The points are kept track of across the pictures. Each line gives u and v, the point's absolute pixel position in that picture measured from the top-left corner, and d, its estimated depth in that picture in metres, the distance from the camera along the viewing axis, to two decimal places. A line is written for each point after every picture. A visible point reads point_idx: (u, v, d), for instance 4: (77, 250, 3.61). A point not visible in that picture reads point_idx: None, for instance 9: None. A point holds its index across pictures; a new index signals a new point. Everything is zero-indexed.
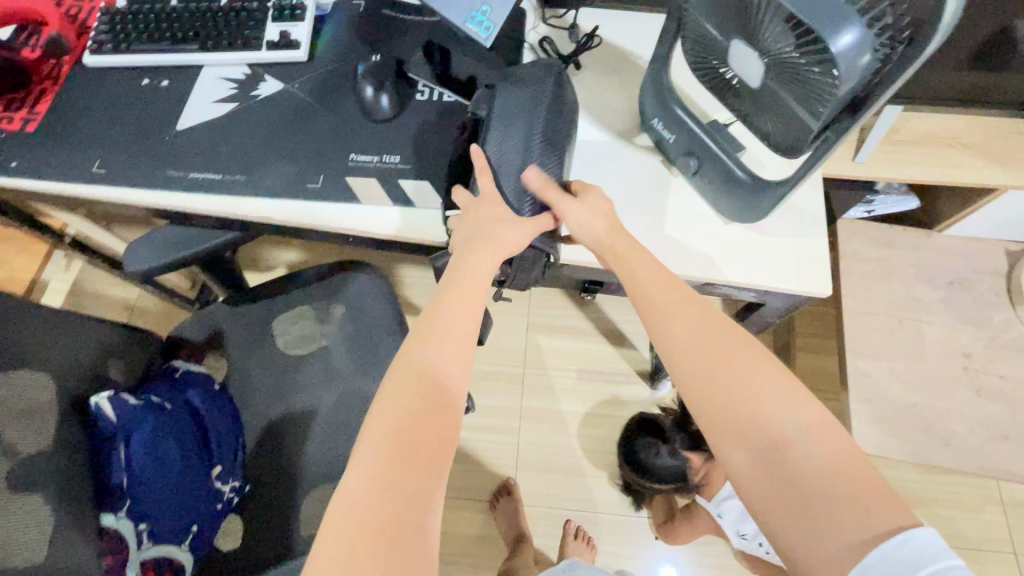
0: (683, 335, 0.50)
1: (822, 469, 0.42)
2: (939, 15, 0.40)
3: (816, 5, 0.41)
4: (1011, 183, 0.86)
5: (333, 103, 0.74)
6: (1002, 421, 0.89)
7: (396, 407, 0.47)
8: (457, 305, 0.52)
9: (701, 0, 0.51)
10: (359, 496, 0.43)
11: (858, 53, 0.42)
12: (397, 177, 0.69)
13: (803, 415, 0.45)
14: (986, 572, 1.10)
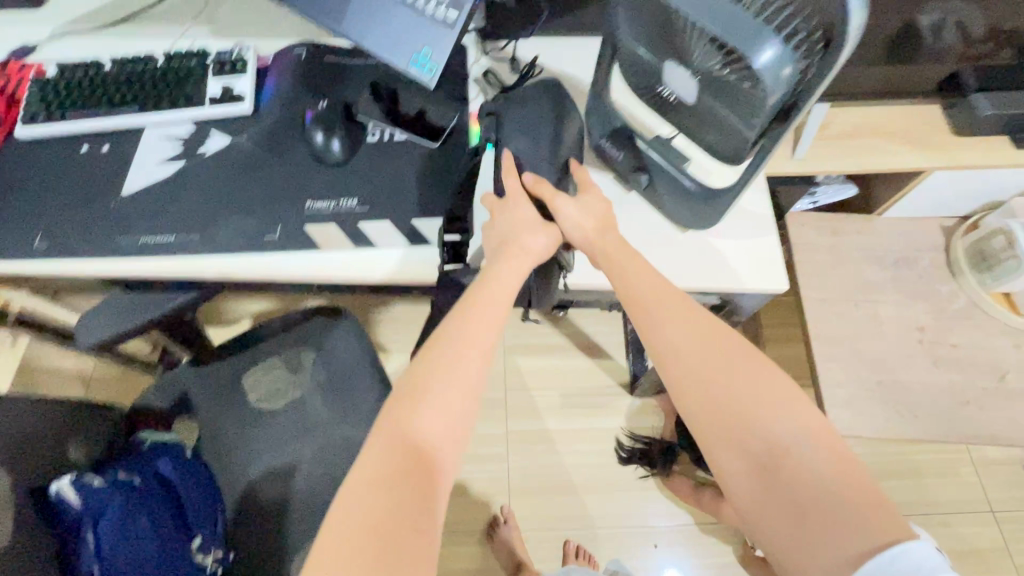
0: (682, 342, 0.51)
1: (821, 476, 0.44)
2: (845, 27, 0.42)
3: (734, 25, 0.44)
4: (934, 165, 0.93)
5: (283, 152, 0.74)
6: (961, 387, 0.94)
7: (404, 417, 0.47)
8: (472, 326, 0.52)
9: (630, 25, 0.53)
10: (361, 495, 0.44)
11: (781, 67, 0.45)
12: (358, 219, 0.69)
13: (800, 422, 0.46)
14: (967, 533, 1.15)
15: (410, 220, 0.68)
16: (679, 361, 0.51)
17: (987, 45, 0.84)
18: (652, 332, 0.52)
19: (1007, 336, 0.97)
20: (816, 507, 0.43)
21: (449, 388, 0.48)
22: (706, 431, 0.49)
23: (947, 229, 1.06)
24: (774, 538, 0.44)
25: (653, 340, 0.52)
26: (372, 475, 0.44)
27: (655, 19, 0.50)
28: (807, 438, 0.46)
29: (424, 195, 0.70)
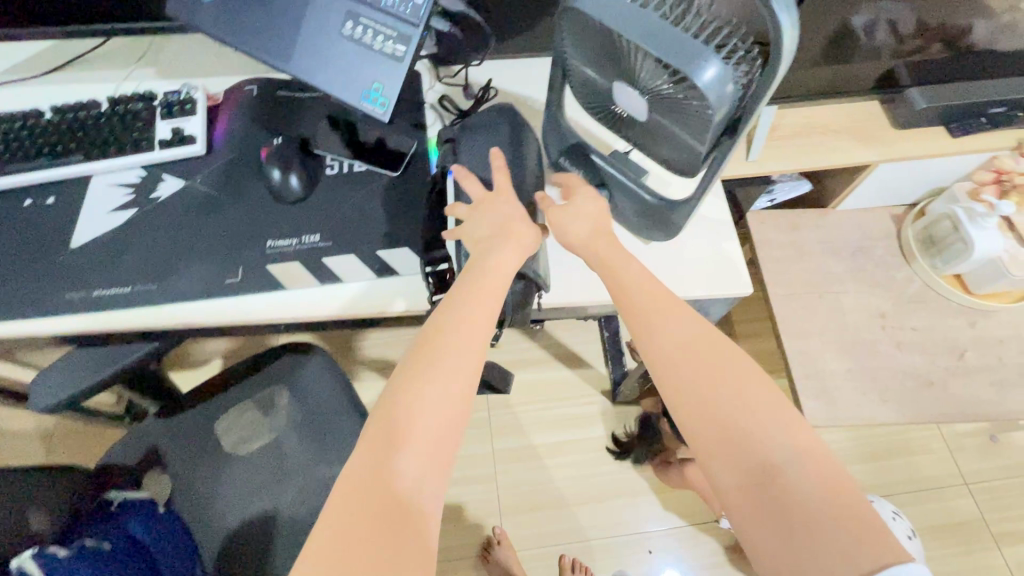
0: (674, 351, 0.51)
1: (812, 495, 0.43)
2: (780, 44, 0.44)
3: (675, 48, 0.45)
4: (879, 158, 0.97)
5: (240, 192, 0.72)
6: (924, 369, 0.98)
7: (387, 436, 0.45)
8: (459, 344, 0.49)
9: (577, 50, 0.54)
10: (341, 515, 0.42)
11: (724, 85, 0.46)
12: (321, 254, 0.68)
13: (792, 438, 0.46)
14: (945, 507, 1.19)
15: (375, 251, 0.68)
16: (671, 366, 0.50)
17: (916, 42, 0.91)
18: (651, 337, 0.52)
19: (962, 315, 1.01)
20: (803, 525, 0.42)
21: (436, 407, 0.46)
22: (700, 440, 0.48)
23: (897, 217, 1.11)
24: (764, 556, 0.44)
25: (651, 345, 0.52)
26: (353, 487, 0.43)
27: (599, 45, 0.51)
28: (795, 451, 0.46)
29: (388, 225, 0.69)
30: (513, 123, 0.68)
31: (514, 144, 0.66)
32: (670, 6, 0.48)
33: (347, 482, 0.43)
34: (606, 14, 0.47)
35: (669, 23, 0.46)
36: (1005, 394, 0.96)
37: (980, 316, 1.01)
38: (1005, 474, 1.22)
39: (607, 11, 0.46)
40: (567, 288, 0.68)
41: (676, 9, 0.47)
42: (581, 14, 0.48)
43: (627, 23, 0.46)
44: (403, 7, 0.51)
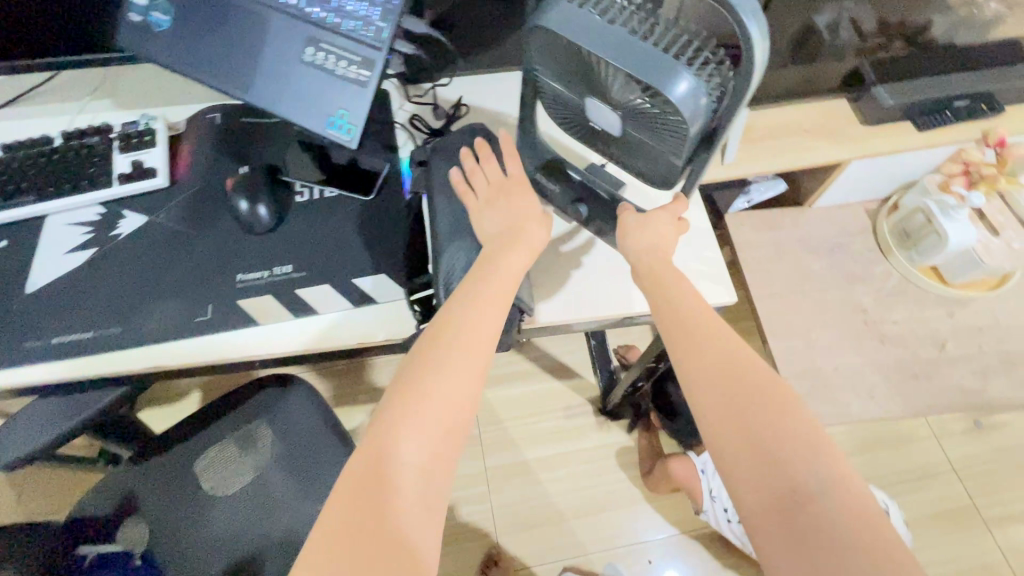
0: (710, 366, 0.50)
1: (842, 526, 0.41)
2: (750, 54, 0.44)
3: (646, 63, 0.44)
4: (850, 156, 0.98)
5: (207, 224, 0.69)
6: (908, 362, 0.98)
7: (388, 433, 0.44)
8: (464, 346, 0.47)
9: (547, 68, 0.53)
10: (342, 508, 0.42)
11: (696, 100, 0.46)
12: (294, 286, 0.65)
13: (826, 465, 0.44)
14: (937, 495, 1.20)
15: (350, 281, 0.65)
16: (702, 367, 0.50)
17: (878, 39, 0.94)
18: (687, 353, 0.51)
19: (941, 306, 1.02)
20: (834, 557, 0.40)
21: (439, 406, 0.45)
22: (727, 457, 0.47)
23: (872, 212, 1.13)
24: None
25: (688, 358, 0.51)
26: (355, 484, 0.42)
27: (569, 62, 0.50)
28: (829, 483, 0.44)
29: (363, 252, 0.67)
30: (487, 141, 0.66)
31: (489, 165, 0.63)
32: (638, 21, 0.47)
33: (349, 477, 0.43)
34: (573, 32, 0.46)
35: (639, 38, 0.45)
36: (988, 382, 0.97)
37: (959, 306, 1.02)
38: (992, 457, 1.24)
39: (575, 29, 0.46)
40: (551, 307, 0.67)
41: (644, 24, 0.47)
42: (548, 33, 0.47)
43: (595, 39, 0.45)
44: (366, 31, 0.49)
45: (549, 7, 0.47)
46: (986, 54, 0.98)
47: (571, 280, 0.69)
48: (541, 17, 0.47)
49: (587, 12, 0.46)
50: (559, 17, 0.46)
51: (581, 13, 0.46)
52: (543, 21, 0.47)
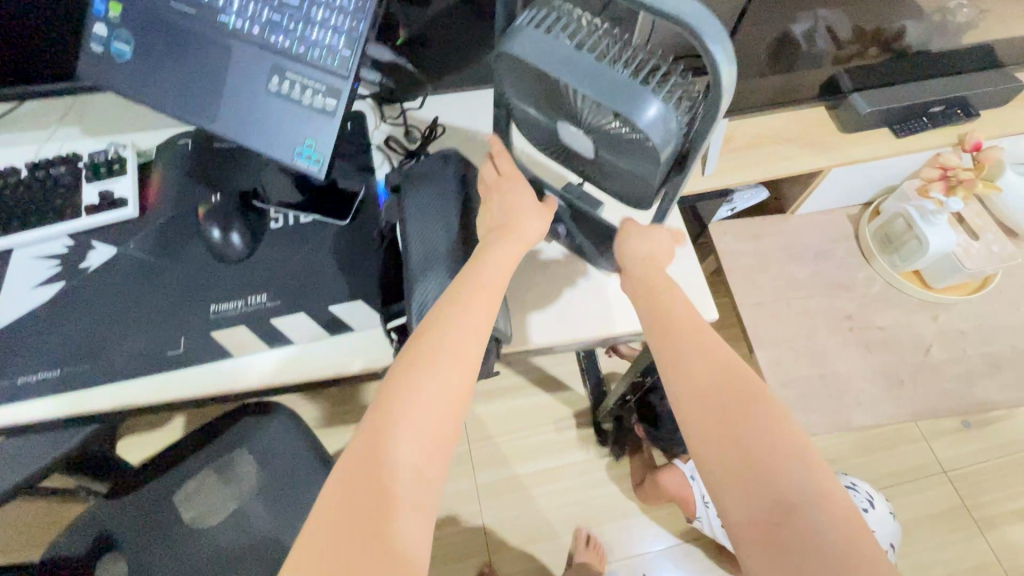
0: (697, 370, 0.49)
1: (827, 538, 0.40)
2: (718, 80, 0.43)
3: (614, 91, 0.44)
4: (830, 164, 0.99)
5: (179, 253, 0.68)
6: (894, 367, 0.99)
7: (381, 431, 0.42)
8: (454, 344, 0.46)
9: (518, 92, 0.52)
10: (333, 506, 0.40)
11: (666, 125, 0.45)
12: (268, 315, 0.64)
13: (814, 476, 0.43)
14: (928, 498, 1.20)
15: (326, 308, 0.64)
16: (695, 369, 0.49)
17: (854, 47, 0.94)
18: (674, 357, 0.50)
19: (924, 310, 1.03)
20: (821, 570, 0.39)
21: (434, 403, 0.43)
22: (713, 467, 0.45)
23: (853, 217, 1.13)
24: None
25: (676, 362, 0.50)
26: (345, 483, 0.41)
27: (538, 88, 0.50)
28: (816, 494, 0.42)
29: (339, 278, 0.66)
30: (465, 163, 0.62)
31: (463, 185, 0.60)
32: (605, 46, 0.46)
33: (339, 475, 0.41)
34: (539, 59, 0.45)
35: (606, 65, 0.45)
36: (973, 385, 0.97)
37: (942, 310, 1.03)
38: (981, 456, 1.24)
39: (540, 56, 0.45)
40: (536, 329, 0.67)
41: (611, 49, 0.46)
42: (514, 60, 0.47)
43: (562, 66, 0.45)
44: (331, 59, 0.48)
45: (514, 34, 0.46)
46: (958, 59, 1.00)
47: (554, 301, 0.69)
48: (507, 44, 0.46)
49: (552, 38, 0.45)
50: (524, 44, 0.46)
51: (546, 39, 0.45)
52: (509, 48, 0.46)
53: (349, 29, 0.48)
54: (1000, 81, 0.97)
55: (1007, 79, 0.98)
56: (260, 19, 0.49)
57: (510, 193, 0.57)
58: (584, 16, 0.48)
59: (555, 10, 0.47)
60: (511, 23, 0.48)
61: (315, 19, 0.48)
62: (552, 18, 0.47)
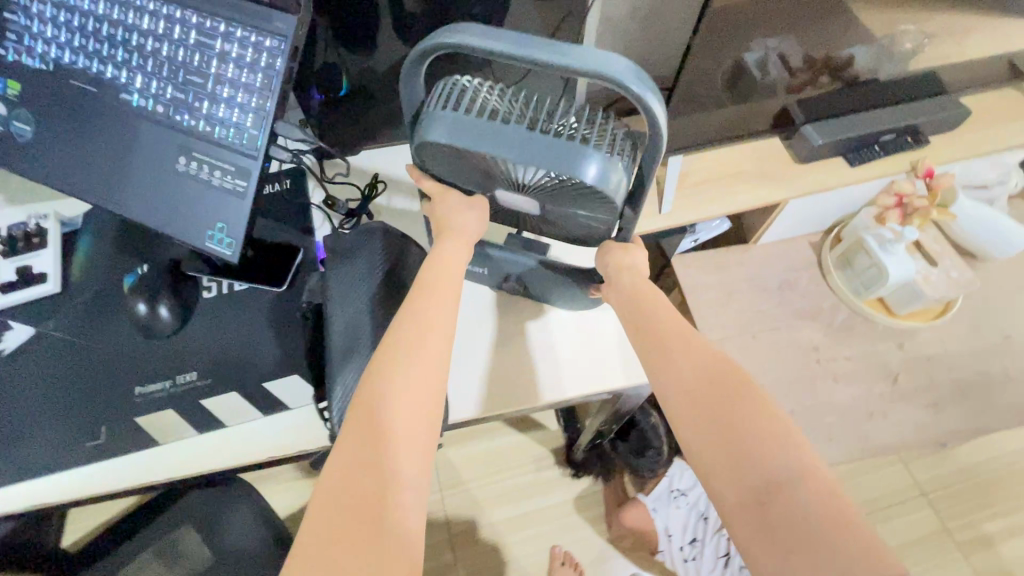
0: (680, 361, 0.52)
1: (813, 510, 0.42)
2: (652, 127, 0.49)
3: (557, 159, 0.49)
4: (788, 196, 0.98)
5: (103, 331, 0.63)
6: (863, 400, 0.97)
7: (367, 428, 0.44)
8: (428, 341, 0.48)
9: (461, 165, 0.56)
10: (329, 506, 0.41)
11: (611, 172, 0.50)
12: (197, 397, 0.60)
13: (795, 450, 0.45)
14: (908, 523, 1.19)
15: (261, 385, 0.61)
16: (678, 361, 0.52)
17: (808, 73, 0.95)
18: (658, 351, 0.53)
19: (890, 337, 1.02)
20: (808, 538, 0.41)
21: (416, 401, 0.46)
22: (699, 447, 0.47)
23: (816, 244, 1.12)
24: (757, 561, 0.43)
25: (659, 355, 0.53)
26: (340, 481, 0.42)
27: (470, 165, 0.55)
28: (800, 469, 0.44)
29: (275, 351, 0.62)
30: (397, 237, 0.59)
31: (391, 257, 0.57)
32: (524, 112, 0.51)
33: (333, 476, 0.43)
34: (468, 143, 0.51)
35: (542, 135, 0.50)
36: (942, 415, 0.96)
37: (907, 337, 1.02)
38: (956, 477, 1.23)
39: (467, 140, 0.51)
40: (480, 401, 0.67)
41: (542, 117, 0.51)
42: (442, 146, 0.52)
43: (492, 145, 0.50)
44: (238, 139, 0.45)
45: (432, 124, 0.52)
46: (908, 86, 1.00)
47: (499, 369, 0.69)
48: (430, 136, 0.52)
49: (471, 122, 0.50)
50: (446, 131, 0.51)
51: (466, 125, 0.51)
52: (439, 133, 0.51)
53: (256, 108, 0.45)
54: (947, 108, 0.99)
55: (953, 105, 1.00)
56: (164, 97, 0.47)
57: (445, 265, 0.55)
58: (491, 92, 0.53)
59: (463, 93, 0.53)
60: (426, 113, 0.53)
61: (221, 97, 0.45)
62: (471, 100, 0.52)
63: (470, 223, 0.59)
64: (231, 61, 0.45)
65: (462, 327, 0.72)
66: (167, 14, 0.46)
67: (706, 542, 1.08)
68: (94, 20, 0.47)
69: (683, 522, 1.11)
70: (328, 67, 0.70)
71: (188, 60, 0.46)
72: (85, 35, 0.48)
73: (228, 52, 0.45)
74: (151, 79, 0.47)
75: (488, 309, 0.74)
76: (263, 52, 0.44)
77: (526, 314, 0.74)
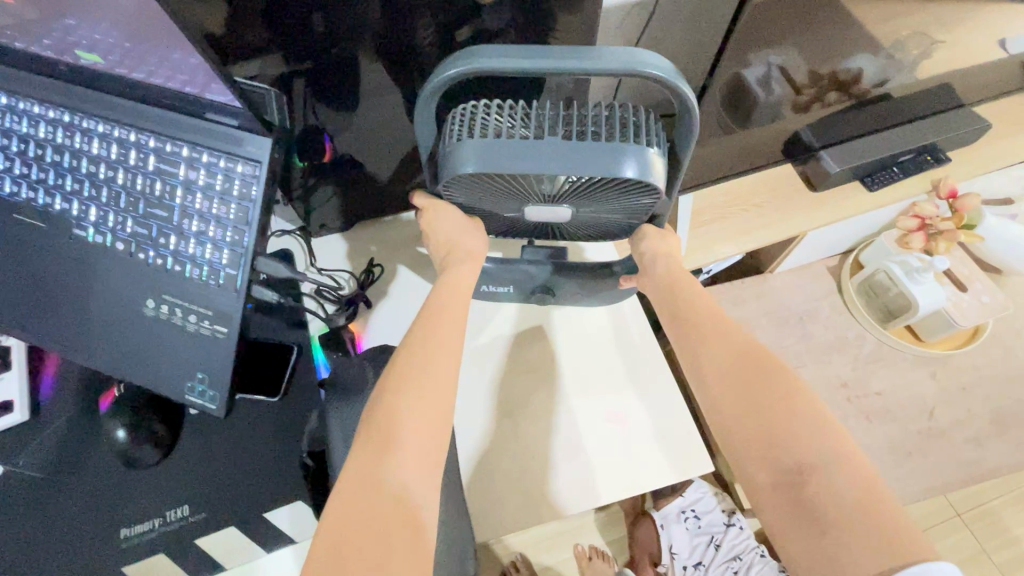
0: (719, 351, 0.49)
1: (848, 499, 0.39)
2: (687, 109, 0.47)
3: (597, 161, 0.47)
4: (807, 229, 0.93)
5: (80, 463, 0.56)
6: (900, 439, 0.93)
7: (377, 449, 0.42)
8: (438, 359, 0.48)
9: (484, 190, 0.53)
10: (340, 526, 0.38)
11: (655, 161, 0.48)
12: (191, 535, 0.53)
13: (833, 439, 0.42)
14: (947, 548, 1.14)
15: (260, 515, 0.54)
16: (704, 358, 0.50)
17: (813, 90, 0.85)
18: (699, 343, 0.51)
19: (920, 367, 0.98)
20: (840, 525, 0.38)
21: (429, 423, 0.44)
22: (735, 429, 0.45)
23: (834, 269, 1.07)
24: (790, 547, 0.40)
25: (699, 347, 0.50)
26: (349, 493, 0.40)
27: (500, 187, 0.52)
28: (837, 456, 0.41)
29: (276, 474, 0.56)
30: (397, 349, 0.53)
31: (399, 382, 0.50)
32: (550, 123, 0.49)
33: (341, 491, 0.40)
34: (502, 166, 0.48)
35: (574, 141, 0.47)
36: (983, 449, 0.93)
37: (937, 365, 0.98)
38: (990, 494, 1.19)
39: (500, 163, 0.48)
40: (503, 516, 0.60)
41: (567, 123, 0.49)
42: (472, 174, 0.49)
43: (528, 164, 0.47)
44: (213, 280, 0.41)
45: (458, 153, 0.49)
46: (927, 100, 0.94)
47: (524, 468, 0.62)
48: (458, 165, 0.49)
49: (500, 143, 0.48)
50: (475, 158, 0.48)
51: (495, 146, 0.48)
52: (463, 164, 0.48)
53: (231, 243, 0.41)
54: (963, 124, 0.94)
55: (973, 118, 0.95)
56: (123, 232, 0.42)
57: (445, 318, 0.52)
58: (504, 112, 0.50)
59: (481, 119, 0.50)
60: (444, 144, 0.50)
61: (189, 232, 0.41)
62: (487, 125, 0.49)
63: (478, 245, 0.59)
64: (198, 191, 0.41)
65: (463, 438, 0.64)
66: (121, 137, 0.41)
67: (710, 568, 1.00)
68: (36, 145, 0.43)
69: (690, 543, 1.03)
70: (312, 131, 0.62)
71: (149, 190, 0.41)
72: (26, 161, 0.43)
73: (193, 180, 0.41)
74: (107, 211, 0.42)
75: (495, 405, 0.66)
76: (236, 180, 0.40)
77: (538, 407, 0.66)
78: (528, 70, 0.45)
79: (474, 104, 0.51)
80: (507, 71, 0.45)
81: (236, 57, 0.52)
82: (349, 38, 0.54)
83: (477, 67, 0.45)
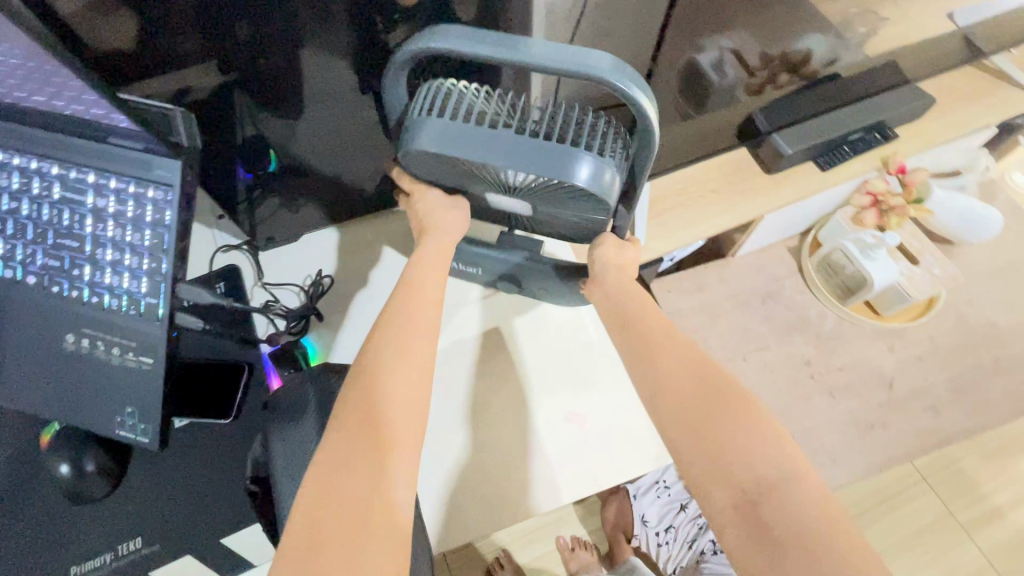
0: (672, 368, 0.48)
1: (804, 520, 0.40)
2: (648, 131, 0.46)
3: (548, 162, 0.46)
4: (765, 212, 0.94)
5: (21, 502, 0.53)
6: (863, 413, 0.96)
7: (334, 471, 0.39)
8: (399, 373, 0.44)
9: (446, 170, 0.52)
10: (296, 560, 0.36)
11: (607, 173, 0.47)
12: (146, 567, 0.52)
13: (786, 458, 0.43)
14: (916, 508, 1.19)
15: (218, 541, 0.53)
16: (661, 362, 0.49)
17: (765, 72, 0.85)
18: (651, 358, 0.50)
19: (879, 341, 1.01)
20: (797, 546, 0.39)
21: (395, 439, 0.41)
22: (690, 458, 0.45)
23: (793, 250, 1.09)
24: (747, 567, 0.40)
25: (652, 365, 0.49)
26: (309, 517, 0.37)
27: (461, 169, 0.51)
28: (791, 475, 0.42)
29: (228, 499, 0.55)
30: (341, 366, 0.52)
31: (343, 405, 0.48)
32: (514, 115, 0.48)
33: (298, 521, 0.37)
34: (458, 151, 0.47)
35: (530, 137, 0.46)
36: (941, 417, 0.96)
37: (895, 338, 1.01)
38: (955, 454, 1.23)
39: (458, 146, 0.47)
40: (467, 525, 0.59)
41: (530, 119, 0.48)
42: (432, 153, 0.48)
43: (482, 153, 0.46)
44: (134, 308, 0.42)
45: (421, 132, 0.48)
46: (877, 77, 0.94)
47: (488, 474, 0.62)
48: (419, 141, 0.48)
49: (462, 127, 0.47)
50: (435, 137, 0.47)
51: (458, 129, 0.47)
52: (422, 141, 0.48)
53: (150, 270, 0.41)
54: (914, 98, 0.94)
55: (921, 93, 0.95)
56: (34, 266, 0.43)
57: (405, 315, 0.48)
58: (476, 95, 0.49)
59: (451, 98, 0.49)
60: (410, 117, 0.49)
61: (104, 262, 0.42)
62: (454, 105, 0.48)
63: (457, 222, 0.57)
64: (110, 218, 0.42)
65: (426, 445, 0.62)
66: (22, 166, 0.42)
67: (680, 529, 1.01)
68: None
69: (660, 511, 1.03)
70: (256, 143, 0.60)
71: (59, 220, 0.42)
72: None
73: (103, 207, 0.41)
74: (15, 244, 0.43)
75: (459, 411, 0.65)
76: (147, 205, 0.41)
77: (501, 411, 0.65)
78: (493, 59, 0.44)
79: (449, 83, 0.50)
80: (474, 57, 0.44)
81: (156, 67, 0.49)
82: (292, 43, 0.51)
83: (449, 45, 0.44)
